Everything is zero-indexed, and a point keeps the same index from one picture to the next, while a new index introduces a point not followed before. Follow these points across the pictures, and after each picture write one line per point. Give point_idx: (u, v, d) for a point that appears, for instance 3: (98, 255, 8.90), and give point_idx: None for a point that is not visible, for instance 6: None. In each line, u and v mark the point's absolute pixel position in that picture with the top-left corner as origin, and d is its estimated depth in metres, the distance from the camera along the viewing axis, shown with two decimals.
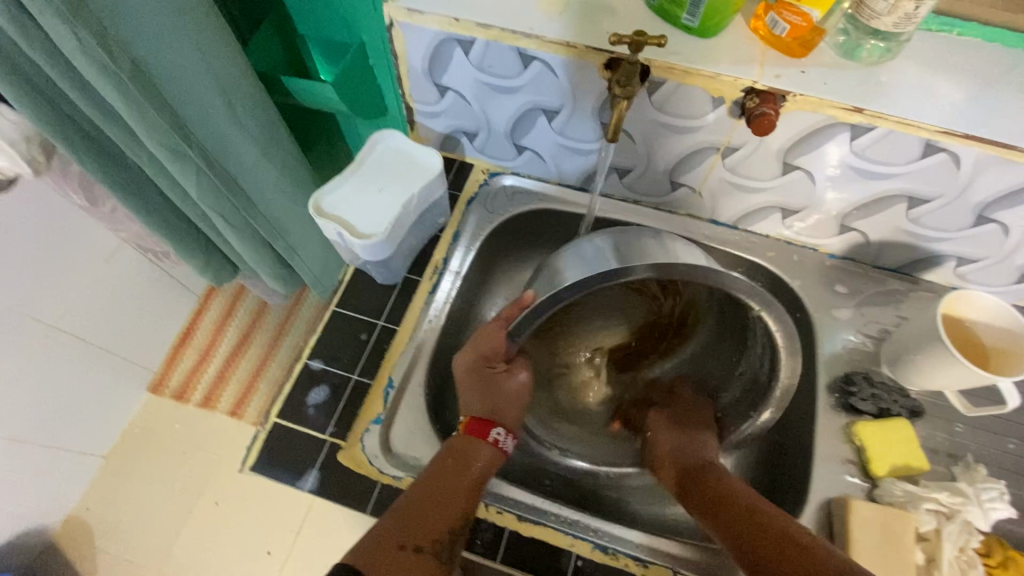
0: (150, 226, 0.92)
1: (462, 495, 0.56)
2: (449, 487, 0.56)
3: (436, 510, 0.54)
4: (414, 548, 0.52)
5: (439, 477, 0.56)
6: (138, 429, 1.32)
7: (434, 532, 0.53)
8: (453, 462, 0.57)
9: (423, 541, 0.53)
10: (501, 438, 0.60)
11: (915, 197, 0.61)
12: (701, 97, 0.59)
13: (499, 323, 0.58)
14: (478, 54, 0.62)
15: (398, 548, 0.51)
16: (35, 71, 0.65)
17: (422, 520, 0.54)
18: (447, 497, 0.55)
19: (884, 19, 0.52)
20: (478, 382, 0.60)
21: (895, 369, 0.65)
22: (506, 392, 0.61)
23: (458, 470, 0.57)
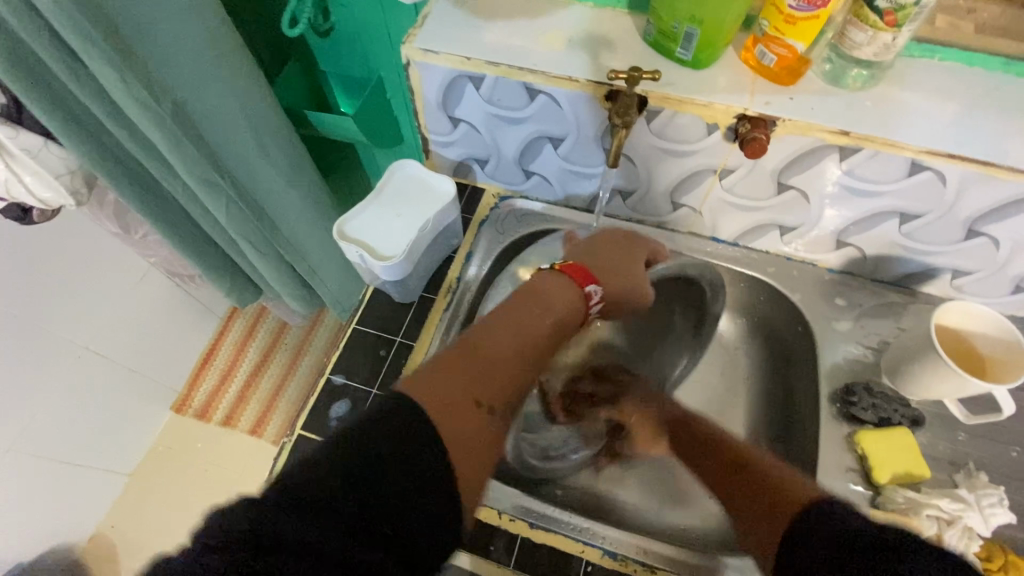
0: (181, 250, 0.97)
1: (538, 340, 0.51)
2: (522, 328, 0.51)
3: (506, 362, 0.48)
4: (487, 406, 0.45)
5: (516, 320, 0.52)
6: (165, 446, 1.53)
7: (503, 390, 0.47)
8: (531, 300, 0.54)
9: (497, 401, 0.46)
10: (594, 296, 0.59)
11: (906, 213, 0.64)
12: (696, 124, 0.62)
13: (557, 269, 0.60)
14: (488, 89, 0.67)
15: (474, 405, 0.44)
16: (84, 112, 0.72)
17: (496, 374, 0.47)
18: (495, 342, 0.49)
19: (865, 49, 0.55)
20: (558, 280, 0.58)
21: (895, 379, 0.67)
22: (614, 269, 0.63)
23: (546, 307, 0.54)
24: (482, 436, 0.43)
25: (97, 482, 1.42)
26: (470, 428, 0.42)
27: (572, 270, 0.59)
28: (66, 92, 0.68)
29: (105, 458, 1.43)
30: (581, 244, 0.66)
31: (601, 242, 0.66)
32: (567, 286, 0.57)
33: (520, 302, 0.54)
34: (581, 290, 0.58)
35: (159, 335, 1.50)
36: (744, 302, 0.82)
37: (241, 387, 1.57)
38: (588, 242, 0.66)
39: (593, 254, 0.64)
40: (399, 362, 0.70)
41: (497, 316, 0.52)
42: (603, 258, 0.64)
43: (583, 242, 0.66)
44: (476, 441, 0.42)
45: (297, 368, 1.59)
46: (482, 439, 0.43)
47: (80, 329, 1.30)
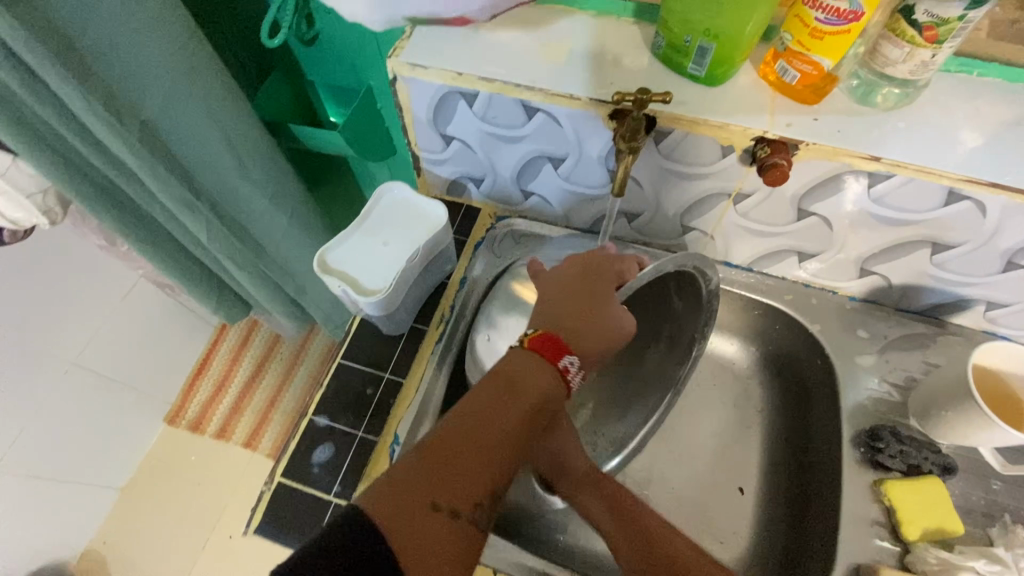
0: (163, 271, 0.92)
1: (510, 430, 0.44)
2: (491, 417, 0.44)
3: (472, 459, 0.42)
4: (449, 510, 0.39)
5: (484, 407, 0.45)
6: (156, 460, 1.48)
7: (470, 491, 0.41)
8: (503, 381, 0.47)
9: (461, 503, 0.40)
10: (571, 369, 0.50)
11: (939, 243, 0.59)
12: (709, 147, 0.57)
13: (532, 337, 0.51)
14: (481, 107, 0.61)
15: (431, 511, 0.39)
16: (50, 132, 0.66)
17: (460, 474, 0.41)
18: (477, 426, 0.43)
19: (900, 66, 0.50)
20: (528, 360, 0.49)
21: (924, 422, 0.62)
22: (596, 321, 0.52)
23: (518, 393, 0.46)
24: (444, 549, 0.38)
25: (88, 500, 1.37)
26: (433, 540, 0.38)
27: (547, 345, 0.49)
28: (31, 113, 0.62)
29: (95, 476, 1.38)
30: (555, 281, 0.56)
31: (576, 280, 0.55)
32: (542, 362, 0.49)
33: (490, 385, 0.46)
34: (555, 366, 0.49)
35: (151, 348, 1.45)
36: (757, 330, 0.77)
37: (234, 399, 1.52)
38: (568, 280, 0.56)
39: (567, 302, 0.53)
40: (387, 401, 0.66)
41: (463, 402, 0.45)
42: (576, 302, 0.53)
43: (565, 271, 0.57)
44: (437, 558, 0.38)
45: (293, 379, 1.54)
46: (446, 551, 0.38)
47: (67, 344, 1.25)
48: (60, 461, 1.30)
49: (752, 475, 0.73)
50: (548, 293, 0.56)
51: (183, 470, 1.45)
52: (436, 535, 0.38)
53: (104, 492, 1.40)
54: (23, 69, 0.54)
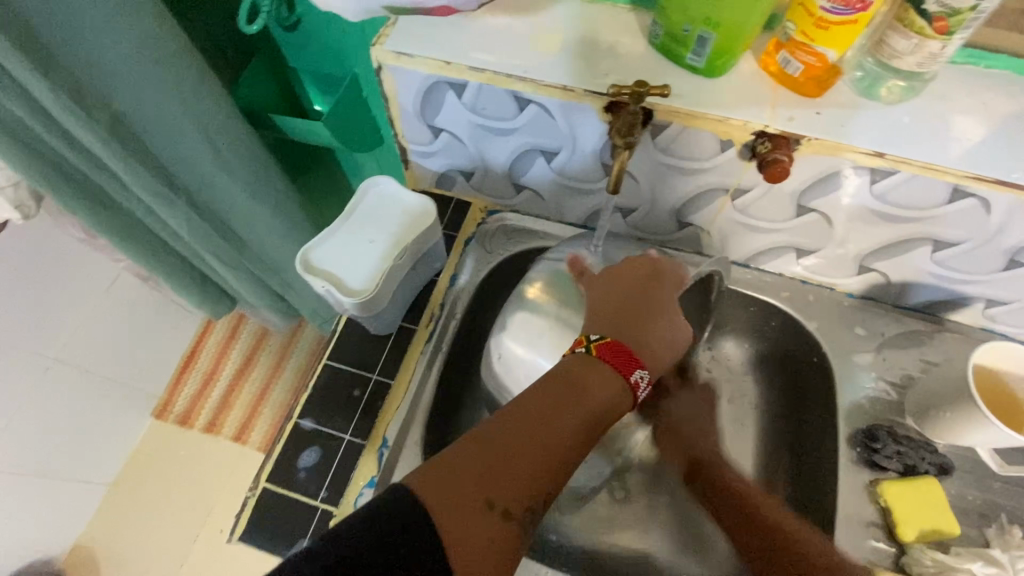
0: (144, 266, 0.89)
1: (569, 436, 0.45)
2: (552, 420, 0.45)
3: (528, 460, 0.42)
4: (502, 510, 0.40)
5: (547, 409, 0.45)
6: (143, 455, 1.46)
7: (525, 493, 0.41)
8: (567, 385, 0.47)
9: (516, 504, 0.41)
10: (642, 383, 0.50)
11: (941, 241, 0.57)
12: (709, 141, 0.55)
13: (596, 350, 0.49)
14: (472, 98, 0.59)
15: (485, 508, 0.39)
16: (18, 123, 0.62)
17: (516, 473, 0.41)
18: (543, 426, 0.44)
19: (907, 58, 0.48)
20: (596, 370, 0.48)
21: (921, 422, 0.61)
22: (657, 331, 0.53)
23: (581, 402, 0.46)
24: (492, 547, 0.39)
25: (75, 496, 1.35)
26: (480, 535, 0.39)
27: (611, 355, 0.49)
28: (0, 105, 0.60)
29: (80, 472, 1.35)
30: (605, 284, 0.55)
31: (634, 282, 0.55)
32: (608, 372, 0.49)
33: (552, 386, 0.46)
34: (625, 379, 0.49)
35: (136, 342, 1.42)
36: (753, 327, 0.75)
37: (223, 393, 1.49)
38: (618, 289, 0.54)
39: (630, 307, 0.53)
40: (375, 403, 0.64)
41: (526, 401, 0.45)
42: (639, 308, 0.53)
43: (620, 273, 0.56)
44: (487, 556, 0.38)
45: (283, 371, 1.51)
46: (495, 548, 0.39)
47: (49, 339, 1.22)
48: (44, 457, 1.28)
49: (747, 475, 0.72)
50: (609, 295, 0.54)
51: (172, 465, 1.43)
52: (490, 530, 0.39)
53: (91, 488, 1.38)
54: None
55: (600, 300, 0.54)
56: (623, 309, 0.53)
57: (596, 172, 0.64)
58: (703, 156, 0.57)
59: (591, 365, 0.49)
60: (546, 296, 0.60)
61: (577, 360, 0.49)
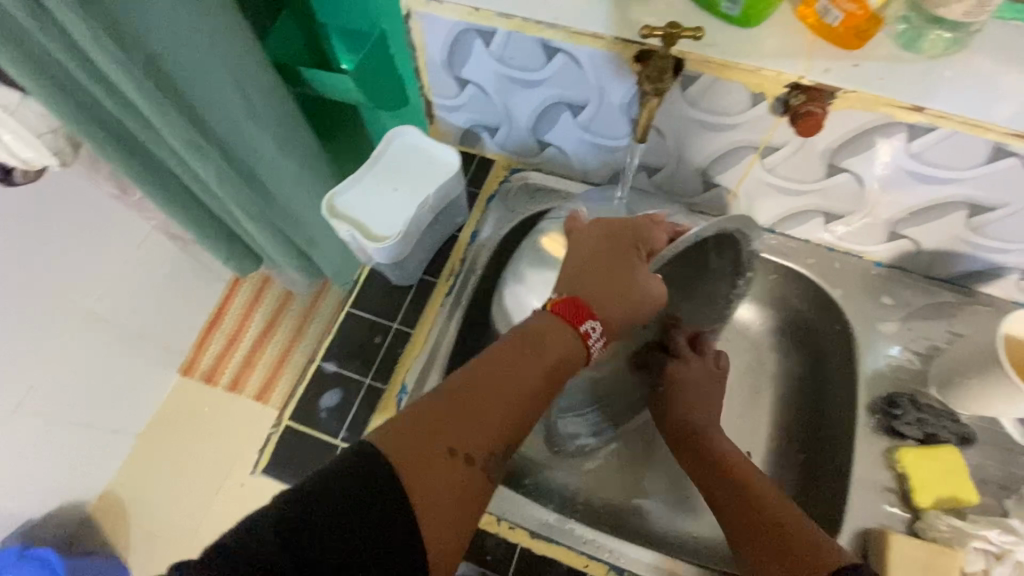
0: (176, 219, 0.92)
1: (522, 386, 0.45)
2: (508, 372, 0.45)
3: (488, 408, 0.43)
4: (461, 456, 0.41)
5: (502, 362, 0.46)
6: (170, 409, 1.51)
7: (486, 439, 0.42)
8: (526, 338, 0.47)
9: (478, 451, 0.41)
10: (592, 334, 0.50)
11: (977, 205, 0.56)
12: (739, 93, 0.54)
13: (548, 315, 0.49)
14: (499, 46, 0.58)
15: (447, 457, 0.40)
16: (57, 66, 0.64)
17: (472, 420, 0.42)
18: (504, 379, 0.45)
19: (953, 7, 0.46)
20: (545, 327, 0.48)
21: (945, 392, 0.60)
22: (626, 287, 0.51)
23: (538, 355, 0.47)
24: (456, 492, 0.39)
25: (106, 444, 1.41)
26: (444, 479, 0.39)
27: (566, 310, 0.50)
28: (39, 48, 0.61)
29: (111, 421, 1.41)
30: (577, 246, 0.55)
31: (601, 242, 0.53)
32: (564, 327, 0.49)
33: (514, 340, 0.47)
34: (577, 331, 0.49)
35: (165, 299, 1.47)
36: (776, 296, 0.75)
37: (246, 352, 1.53)
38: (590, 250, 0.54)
39: (596, 266, 0.52)
40: (395, 350, 0.65)
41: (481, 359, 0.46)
42: (611, 270, 0.52)
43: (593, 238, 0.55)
44: (452, 498, 0.39)
45: (304, 335, 1.54)
46: (457, 495, 0.40)
47: (82, 291, 1.27)
48: (78, 406, 1.34)
49: (761, 439, 0.72)
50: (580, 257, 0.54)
51: (197, 418, 1.49)
52: (453, 474, 0.40)
53: (120, 438, 1.44)
54: None
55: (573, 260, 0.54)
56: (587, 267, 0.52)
57: (624, 130, 0.63)
58: (731, 112, 0.56)
59: (545, 324, 0.49)
60: (556, 248, 0.61)
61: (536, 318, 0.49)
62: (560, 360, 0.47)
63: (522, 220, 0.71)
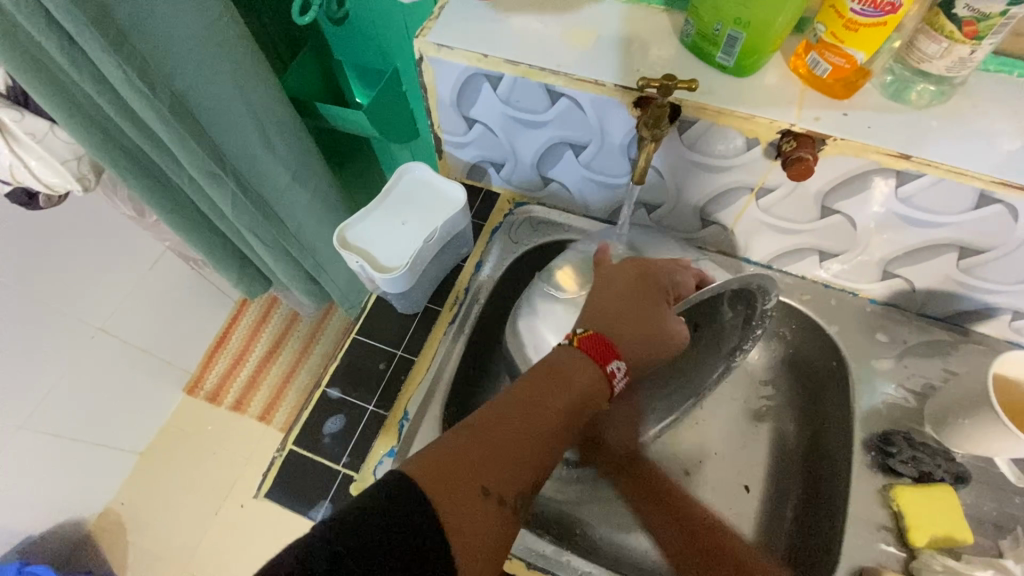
0: (191, 242, 0.95)
1: (554, 423, 0.46)
2: (540, 411, 0.46)
3: (521, 445, 0.44)
4: (497, 497, 0.42)
5: (531, 401, 0.47)
6: (173, 427, 1.52)
7: (518, 480, 0.43)
8: (556, 375, 0.49)
9: (511, 492, 0.42)
10: (618, 373, 0.51)
11: (966, 248, 0.57)
12: (734, 138, 0.56)
13: (579, 351, 0.51)
14: (506, 90, 0.61)
15: (483, 497, 0.41)
16: (87, 100, 0.67)
17: (506, 459, 0.43)
18: (536, 417, 0.46)
19: (936, 62, 0.48)
20: (573, 361, 0.50)
21: (940, 430, 0.61)
22: (648, 327, 0.53)
23: (567, 390, 0.48)
24: (490, 533, 0.40)
25: (109, 461, 1.42)
26: (479, 520, 0.40)
27: (593, 346, 0.51)
28: (71, 83, 0.64)
29: (116, 438, 1.43)
30: (603, 283, 0.57)
31: (628, 283, 0.55)
32: (593, 364, 0.50)
33: (544, 376, 0.48)
34: (604, 368, 0.50)
35: (175, 318, 1.49)
36: (773, 329, 0.76)
37: (251, 372, 1.56)
38: (616, 287, 0.56)
39: (621, 304, 0.54)
40: (399, 377, 0.67)
41: (509, 397, 0.47)
42: (634, 307, 0.54)
43: (615, 274, 0.57)
44: (486, 539, 0.40)
45: (308, 356, 1.56)
46: (489, 534, 0.40)
47: (94, 310, 1.29)
48: (85, 423, 1.35)
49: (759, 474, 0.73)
50: (604, 290, 0.56)
51: (200, 438, 1.50)
52: (488, 515, 0.41)
53: (124, 456, 1.45)
54: (62, 36, 0.56)
55: (599, 296, 0.56)
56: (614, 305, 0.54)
57: (623, 170, 0.66)
58: (727, 156, 0.59)
59: (573, 356, 0.50)
60: (568, 281, 0.63)
61: (562, 350, 0.51)
62: (587, 396, 0.49)
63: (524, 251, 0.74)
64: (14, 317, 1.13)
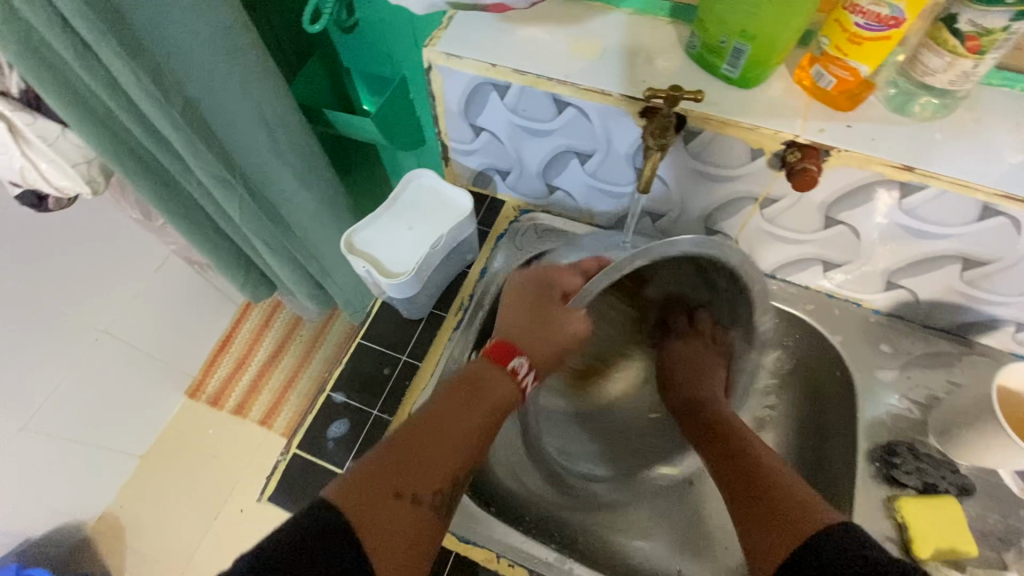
0: (197, 246, 0.95)
1: (465, 427, 0.51)
2: (449, 420, 0.51)
3: (433, 450, 0.49)
4: (411, 497, 0.46)
5: (441, 411, 0.51)
6: (175, 431, 1.52)
7: (434, 481, 0.48)
8: (465, 387, 0.54)
9: (425, 491, 0.47)
10: (522, 370, 0.57)
11: (970, 260, 0.58)
12: (740, 148, 0.57)
13: (487, 362, 0.56)
14: (513, 99, 0.62)
15: (395, 499, 0.45)
16: (99, 104, 0.68)
17: (420, 463, 0.48)
18: (446, 424, 0.51)
19: (939, 75, 0.49)
20: (480, 371, 0.55)
21: (944, 441, 0.61)
22: (547, 328, 0.58)
23: (478, 399, 0.53)
24: (408, 531, 0.45)
25: (111, 463, 1.42)
26: (394, 521, 0.45)
27: (498, 354, 0.57)
28: (84, 87, 0.65)
29: (118, 441, 1.43)
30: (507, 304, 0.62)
31: (529, 300, 0.60)
32: (499, 372, 0.56)
33: (456, 392, 0.53)
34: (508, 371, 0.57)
35: (179, 321, 1.50)
36: (776, 339, 0.76)
37: (253, 376, 1.56)
38: (515, 306, 0.60)
39: (525, 318, 0.59)
40: (403, 382, 0.67)
41: (420, 411, 0.52)
42: (535, 319, 0.59)
43: (516, 292, 0.62)
44: (406, 537, 0.45)
45: (311, 360, 1.57)
46: (406, 534, 0.45)
47: (99, 312, 1.29)
48: (87, 425, 1.35)
49: None
50: (508, 308, 0.61)
51: (201, 442, 1.50)
52: (403, 515, 0.45)
53: (125, 459, 1.45)
54: (77, 42, 0.57)
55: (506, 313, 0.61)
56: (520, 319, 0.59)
57: (629, 178, 0.66)
58: (731, 163, 0.59)
59: (479, 364, 0.56)
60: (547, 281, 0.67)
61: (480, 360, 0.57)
62: (501, 399, 0.55)
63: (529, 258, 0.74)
64: (20, 317, 1.14)
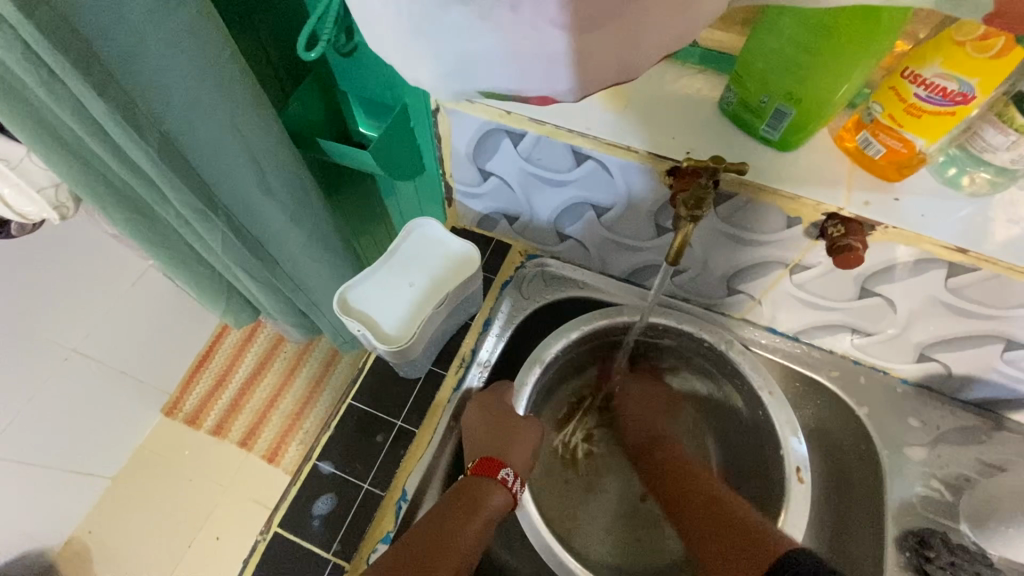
0: (176, 274, 0.88)
1: (462, 536, 0.55)
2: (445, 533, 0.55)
3: (436, 558, 0.53)
4: None
5: (437, 523, 0.55)
6: (148, 453, 1.44)
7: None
8: (458, 502, 0.57)
9: None
10: (509, 478, 0.60)
11: (1014, 341, 0.54)
12: (775, 216, 0.52)
13: (466, 482, 0.60)
14: (527, 147, 0.57)
15: None
16: (64, 127, 0.61)
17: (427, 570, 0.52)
18: (446, 538, 0.55)
19: (1001, 153, 0.44)
20: (469, 495, 0.58)
21: (978, 531, 0.57)
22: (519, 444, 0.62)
23: (466, 513, 0.57)
24: None
25: (77, 488, 1.34)
26: None
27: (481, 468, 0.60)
28: (47, 111, 0.58)
29: (85, 464, 1.34)
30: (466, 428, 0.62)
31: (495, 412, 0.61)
32: (484, 482, 0.60)
33: (451, 503, 0.57)
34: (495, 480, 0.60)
35: (157, 338, 1.41)
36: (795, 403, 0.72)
37: (233, 396, 1.49)
38: (477, 427, 0.61)
39: (494, 430, 0.61)
40: (397, 452, 0.61)
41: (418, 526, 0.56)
42: (501, 434, 0.61)
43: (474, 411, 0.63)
44: None
45: (295, 381, 1.50)
46: None
47: (69, 331, 1.21)
48: (54, 450, 1.26)
49: None
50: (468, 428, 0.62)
51: (178, 465, 1.43)
52: None
53: (94, 482, 1.37)
54: (41, 69, 0.49)
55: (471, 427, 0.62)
56: (484, 436, 0.60)
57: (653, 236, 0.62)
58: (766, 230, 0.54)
59: (460, 488, 0.59)
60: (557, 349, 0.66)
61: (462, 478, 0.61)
62: (491, 512, 0.58)
63: (535, 306, 0.71)
64: None
